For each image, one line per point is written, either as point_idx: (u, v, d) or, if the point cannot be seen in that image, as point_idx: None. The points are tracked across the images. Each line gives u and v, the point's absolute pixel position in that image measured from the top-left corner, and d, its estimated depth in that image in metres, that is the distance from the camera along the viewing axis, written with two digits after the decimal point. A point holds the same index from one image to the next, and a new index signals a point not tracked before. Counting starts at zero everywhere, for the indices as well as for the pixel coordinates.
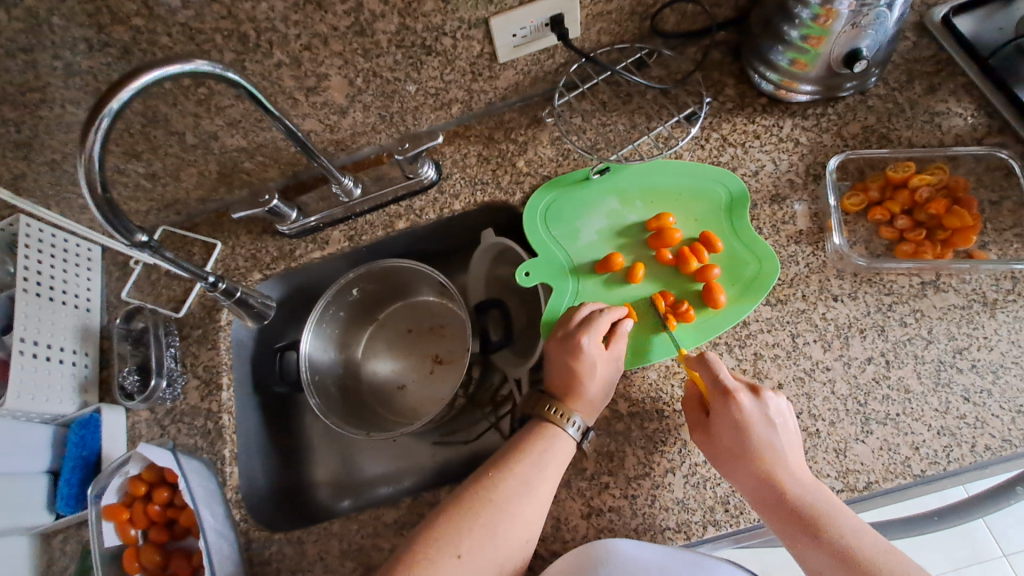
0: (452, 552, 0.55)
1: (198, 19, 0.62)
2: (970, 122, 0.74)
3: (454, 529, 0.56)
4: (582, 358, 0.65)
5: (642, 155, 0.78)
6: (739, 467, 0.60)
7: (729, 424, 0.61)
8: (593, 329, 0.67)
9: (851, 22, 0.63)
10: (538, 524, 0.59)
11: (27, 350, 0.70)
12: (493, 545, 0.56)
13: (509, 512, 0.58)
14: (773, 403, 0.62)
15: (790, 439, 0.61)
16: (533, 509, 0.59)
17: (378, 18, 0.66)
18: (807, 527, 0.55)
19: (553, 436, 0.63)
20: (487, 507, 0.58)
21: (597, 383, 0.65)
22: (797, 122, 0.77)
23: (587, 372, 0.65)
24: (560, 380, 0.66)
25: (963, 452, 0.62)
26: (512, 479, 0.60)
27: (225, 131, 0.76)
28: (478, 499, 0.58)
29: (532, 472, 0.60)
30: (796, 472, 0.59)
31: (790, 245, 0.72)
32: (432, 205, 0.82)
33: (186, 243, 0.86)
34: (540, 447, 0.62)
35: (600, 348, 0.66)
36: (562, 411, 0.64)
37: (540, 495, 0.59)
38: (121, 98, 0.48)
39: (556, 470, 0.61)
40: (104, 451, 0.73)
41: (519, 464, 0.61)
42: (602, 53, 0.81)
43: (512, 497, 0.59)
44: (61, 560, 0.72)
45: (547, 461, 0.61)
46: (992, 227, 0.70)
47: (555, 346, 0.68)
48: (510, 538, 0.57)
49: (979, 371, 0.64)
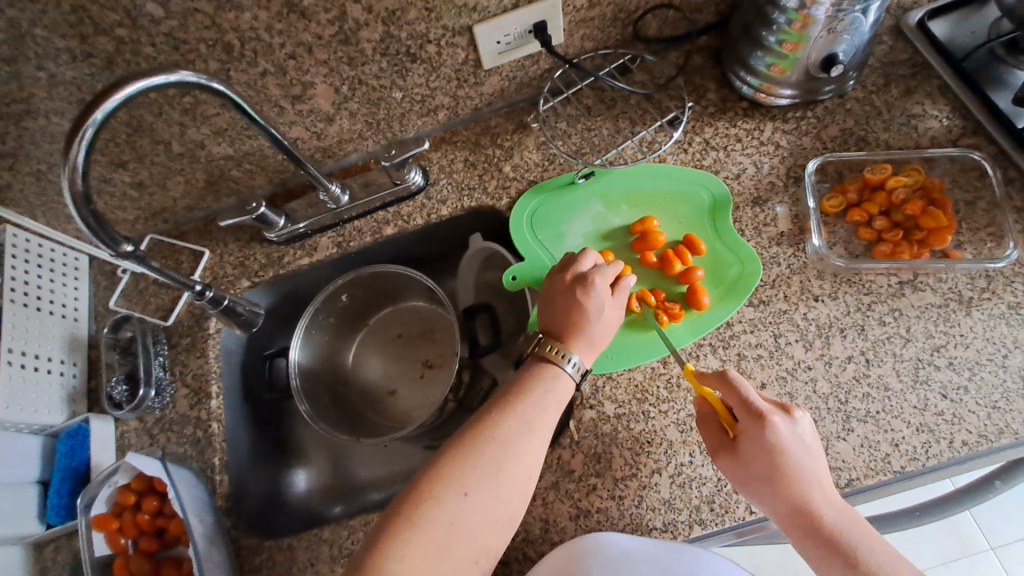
0: (459, 489, 0.53)
1: (182, 29, 0.62)
2: (945, 124, 0.76)
3: (460, 467, 0.54)
4: (590, 299, 0.66)
5: (626, 159, 0.79)
6: (770, 493, 0.58)
7: (762, 448, 0.58)
8: (604, 272, 0.68)
9: (827, 27, 0.65)
10: (539, 463, 0.58)
11: (15, 360, 0.70)
12: (498, 481, 0.54)
13: (514, 448, 0.56)
14: (802, 423, 0.59)
15: (818, 460, 0.59)
16: (535, 448, 0.57)
17: (362, 27, 0.67)
18: (842, 556, 0.54)
19: (552, 374, 0.62)
20: (491, 444, 0.56)
21: (601, 328, 0.66)
22: (778, 125, 0.78)
23: (593, 313, 0.65)
24: (563, 319, 0.66)
25: (942, 448, 0.63)
26: (515, 419, 0.58)
27: (211, 139, 0.76)
28: (482, 437, 0.56)
29: (533, 413, 0.59)
30: (828, 497, 0.57)
31: (772, 246, 0.73)
32: (419, 211, 0.83)
33: (175, 251, 0.86)
34: (542, 387, 0.61)
35: (608, 293, 0.67)
36: (561, 350, 0.63)
37: (541, 434, 0.58)
38: (105, 108, 0.49)
39: (558, 408, 0.61)
40: (93, 460, 0.73)
41: (522, 403, 0.59)
42: (586, 59, 0.82)
43: (515, 436, 0.57)
44: (51, 570, 0.72)
45: (550, 400, 0.60)
46: (967, 227, 0.71)
47: (562, 286, 0.68)
48: (514, 475, 0.55)
49: (956, 368, 0.66)
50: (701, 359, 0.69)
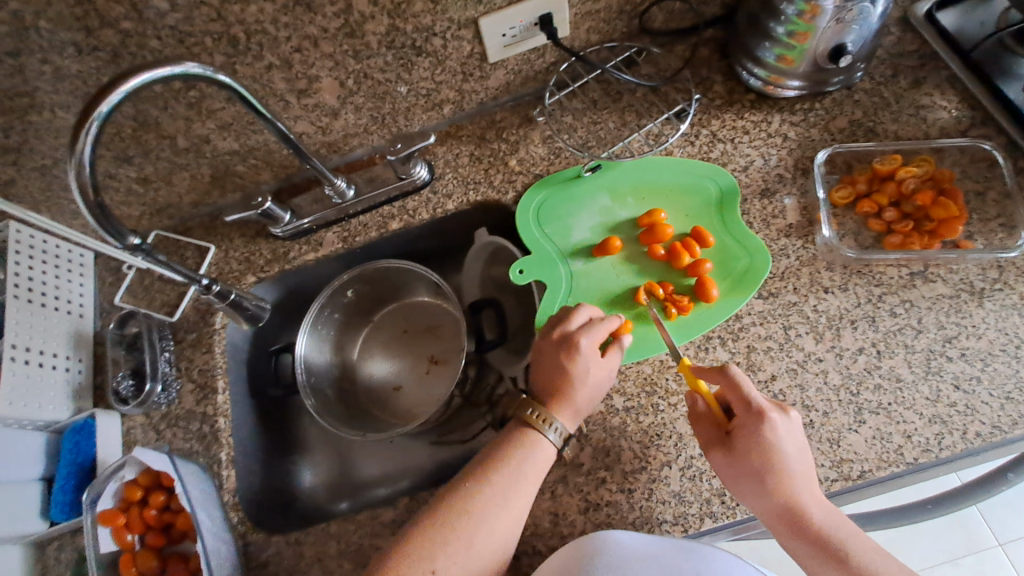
0: (426, 567, 0.55)
1: (188, 21, 0.62)
2: (954, 115, 0.75)
3: (430, 542, 0.56)
4: (575, 360, 0.65)
5: (633, 152, 0.79)
6: (762, 488, 0.58)
7: (758, 444, 0.59)
8: (592, 331, 0.66)
9: (835, 17, 0.64)
10: (514, 533, 0.59)
11: (19, 357, 0.70)
12: (468, 556, 0.56)
13: (485, 522, 0.58)
14: (797, 423, 0.60)
15: (808, 459, 0.60)
16: (508, 520, 0.59)
17: (367, 19, 0.67)
18: (831, 552, 0.55)
19: (533, 441, 0.63)
20: (462, 518, 0.58)
21: (588, 390, 0.65)
22: (786, 117, 0.78)
23: (578, 377, 0.64)
24: (548, 380, 0.66)
25: (955, 439, 0.62)
26: (489, 490, 0.60)
27: (216, 134, 0.76)
28: (454, 510, 0.58)
29: (509, 483, 0.60)
30: (818, 495, 0.58)
31: (781, 238, 0.73)
32: (425, 206, 0.82)
33: (180, 247, 0.86)
34: (520, 455, 0.62)
35: (595, 354, 0.66)
36: (543, 415, 0.64)
37: (516, 505, 0.59)
38: (111, 100, 0.48)
39: (535, 479, 0.61)
40: (99, 457, 0.73)
41: (497, 474, 0.61)
42: (592, 52, 0.81)
43: (488, 508, 0.58)
44: (55, 567, 0.71)
45: (525, 471, 0.61)
46: (978, 218, 0.71)
47: (550, 345, 0.68)
48: (486, 548, 0.57)
49: (969, 359, 0.65)
50: (709, 352, 0.69)
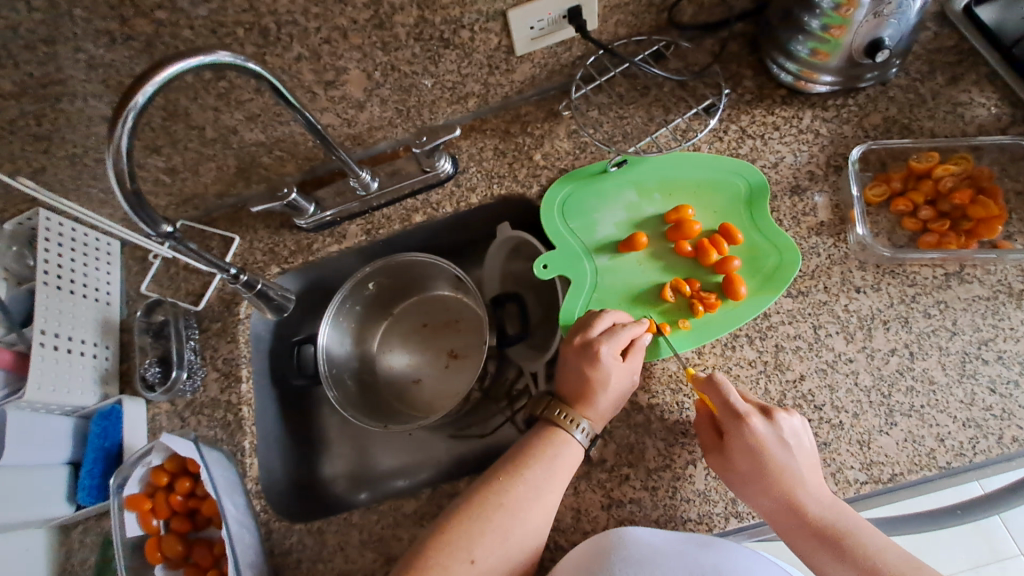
0: (465, 557, 0.56)
1: (221, 11, 0.62)
2: (993, 112, 0.74)
3: (467, 533, 0.57)
4: (599, 368, 0.64)
5: (660, 147, 0.78)
6: (755, 490, 0.59)
7: (744, 448, 0.59)
8: (614, 339, 0.66)
9: (873, 10, 0.63)
10: (545, 529, 0.59)
11: (48, 342, 0.71)
12: (504, 548, 0.57)
13: (519, 516, 0.58)
14: (786, 424, 0.60)
15: (806, 460, 0.59)
16: (540, 516, 0.59)
17: (396, 11, 0.66)
18: (831, 549, 0.54)
19: (561, 442, 0.63)
20: (497, 511, 0.58)
21: (611, 395, 0.64)
22: (817, 113, 0.76)
23: (603, 384, 0.64)
24: (572, 386, 0.66)
25: (990, 443, 0.61)
26: (523, 485, 0.60)
27: (244, 125, 0.77)
28: (489, 502, 0.59)
29: (541, 478, 0.60)
30: (818, 492, 0.58)
31: (811, 236, 0.71)
32: (448, 198, 0.82)
33: (206, 237, 0.87)
34: (548, 454, 0.62)
35: (618, 360, 0.65)
36: (570, 416, 0.64)
37: (548, 502, 0.60)
38: (146, 90, 0.48)
39: (565, 476, 0.61)
40: (126, 442, 0.74)
41: (529, 469, 0.61)
42: (620, 45, 0.80)
43: (521, 503, 0.59)
44: (80, 550, 0.73)
45: (556, 468, 0.61)
46: (1017, 218, 0.69)
47: (572, 352, 0.67)
48: (520, 542, 0.57)
49: (1006, 362, 0.64)
50: (737, 350, 0.68)
